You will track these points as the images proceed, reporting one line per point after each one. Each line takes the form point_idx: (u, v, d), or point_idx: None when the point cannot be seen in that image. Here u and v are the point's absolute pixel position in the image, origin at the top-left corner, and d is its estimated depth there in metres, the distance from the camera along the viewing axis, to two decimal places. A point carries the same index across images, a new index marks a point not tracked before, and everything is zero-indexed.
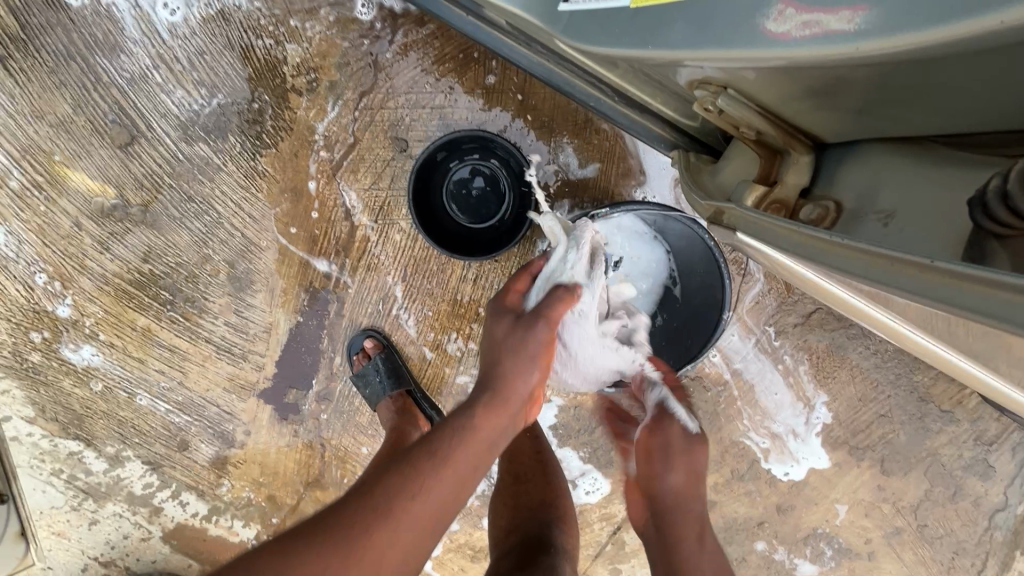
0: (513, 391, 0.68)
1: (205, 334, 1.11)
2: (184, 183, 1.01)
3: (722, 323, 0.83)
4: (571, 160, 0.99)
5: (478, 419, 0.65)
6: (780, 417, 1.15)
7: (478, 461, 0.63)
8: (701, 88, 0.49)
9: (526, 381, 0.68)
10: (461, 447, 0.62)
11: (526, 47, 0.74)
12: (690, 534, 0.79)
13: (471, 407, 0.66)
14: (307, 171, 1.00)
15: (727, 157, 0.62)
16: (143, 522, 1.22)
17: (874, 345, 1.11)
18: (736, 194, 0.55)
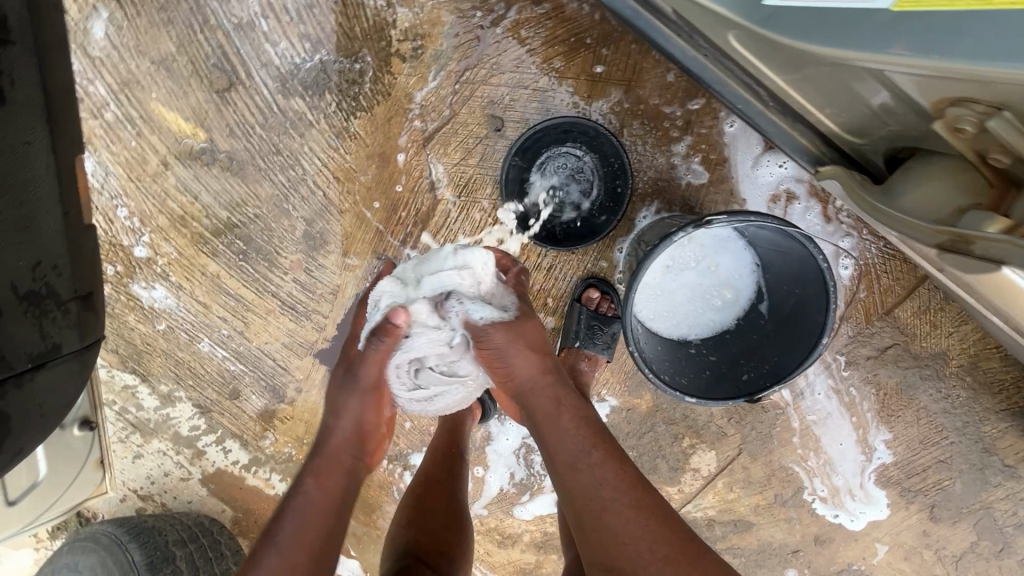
0: (338, 445, 0.81)
1: (272, 288, 1.11)
2: (274, 135, 1.01)
3: (819, 351, 0.79)
4: (666, 160, 0.97)
5: (307, 485, 0.77)
6: (841, 469, 1.13)
7: (324, 518, 0.74)
8: (961, 106, 0.47)
9: (355, 424, 0.83)
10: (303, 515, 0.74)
11: (693, 47, 0.77)
12: (543, 397, 0.80)
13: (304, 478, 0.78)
14: (397, 138, 0.99)
15: (912, 177, 0.60)
16: (184, 462, 1.24)
17: (946, 389, 1.07)
18: (967, 220, 0.52)
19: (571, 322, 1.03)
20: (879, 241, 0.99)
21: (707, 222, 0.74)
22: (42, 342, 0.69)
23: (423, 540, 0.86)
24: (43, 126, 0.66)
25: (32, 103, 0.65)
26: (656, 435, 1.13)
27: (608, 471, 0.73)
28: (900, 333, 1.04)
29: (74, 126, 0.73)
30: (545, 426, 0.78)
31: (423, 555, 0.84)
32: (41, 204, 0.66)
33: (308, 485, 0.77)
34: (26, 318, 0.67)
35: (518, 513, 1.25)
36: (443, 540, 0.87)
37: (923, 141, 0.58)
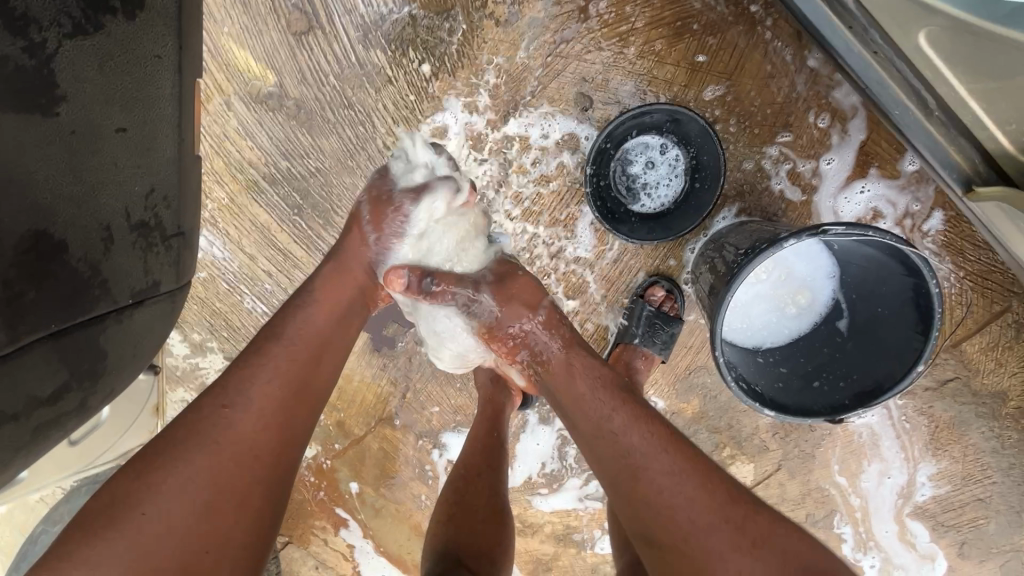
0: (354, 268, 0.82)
1: (323, 246, 1.07)
2: (348, 88, 0.96)
3: (911, 378, 0.75)
4: (755, 162, 0.93)
5: (318, 296, 0.78)
6: (877, 534, 1.14)
7: (327, 326, 0.77)
8: None
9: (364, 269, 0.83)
10: (304, 323, 0.76)
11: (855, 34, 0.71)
12: (583, 383, 0.79)
13: (316, 294, 0.79)
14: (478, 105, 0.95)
15: None
16: None
17: (998, 429, 1.05)
18: None
19: (630, 318, 0.99)
20: (960, 271, 0.96)
21: (822, 232, 0.70)
22: (144, 278, 0.68)
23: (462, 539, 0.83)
24: (173, 42, 0.64)
25: (167, 15, 0.63)
26: (697, 441, 1.11)
27: (683, 470, 0.69)
28: (963, 367, 1.02)
29: (200, 48, 0.70)
30: (594, 421, 0.75)
31: (461, 555, 0.80)
32: (159, 126, 0.65)
33: (312, 305, 0.78)
34: (134, 248, 0.65)
35: (540, 504, 1.22)
36: (482, 536, 0.84)
37: None
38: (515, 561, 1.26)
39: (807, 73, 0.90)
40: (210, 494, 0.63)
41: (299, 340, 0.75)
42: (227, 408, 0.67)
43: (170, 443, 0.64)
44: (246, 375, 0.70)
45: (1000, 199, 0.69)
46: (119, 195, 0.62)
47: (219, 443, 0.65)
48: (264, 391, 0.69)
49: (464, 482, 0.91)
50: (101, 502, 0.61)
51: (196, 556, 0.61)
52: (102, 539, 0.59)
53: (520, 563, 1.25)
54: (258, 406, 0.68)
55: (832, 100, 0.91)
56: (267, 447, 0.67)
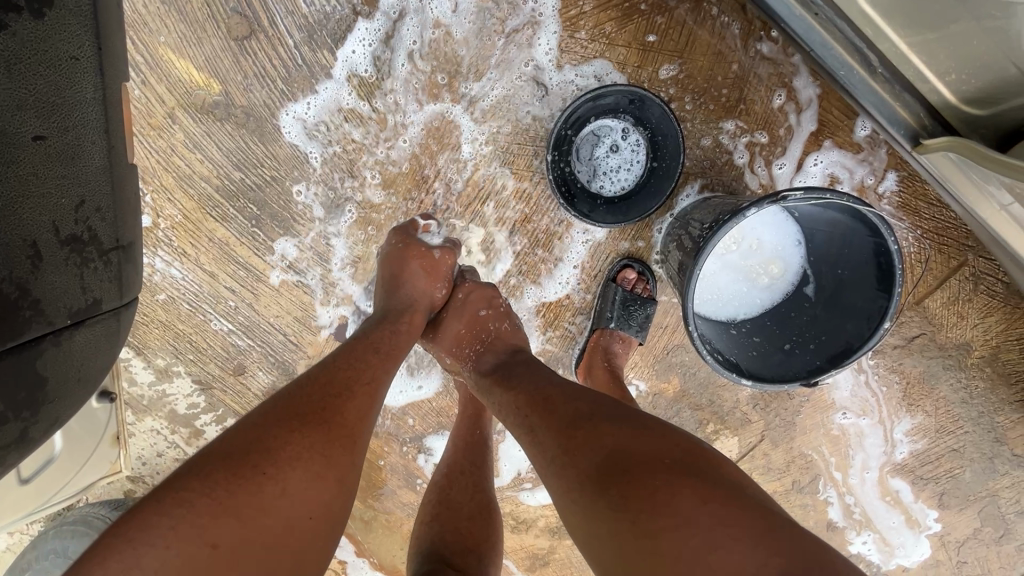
0: (417, 298, 0.87)
1: (286, 257, 1.04)
2: (298, 91, 0.94)
3: (878, 336, 0.76)
4: (713, 138, 0.94)
5: (403, 321, 0.82)
6: (859, 494, 1.17)
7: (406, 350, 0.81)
8: None
9: (430, 295, 0.88)
10: (393, 339, 0.79)
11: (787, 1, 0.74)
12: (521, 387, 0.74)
13: (398, 321, 0.82)
14: (434, 101, 0.95)
15: None
16: (179, 442, 1.19)
17: (966, 380, 1.08)
18: None
19: (604, 303, 0.99)
20: (917, 230, 0.99)
21: (782, 198, 0.70)
22: (83, 296, 0.65)
23: (449, 539, 0.79)
24: (92, 41, 0.61)
25: (82, 10, 0.59)
26: (681, 421, 1.12)
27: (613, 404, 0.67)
28: (927, 323, 1.05)
29: (122, 52, 0.66)
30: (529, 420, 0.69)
31: (446, 554, 0.77)
32: (86, 132, 0.61)
33: (401, 331, 0.81)
34: (67, 264, 0.62)
35: (531, 499, 1.21)
36: (467, 535, 0.80)
37: None
38: (512, 559, 1.24)
39: (755, 45, 0.91)
40: (321, 466, 0.60)
41: (389, 355, 0.77)
42: (331, 397, 0.66)
43: (290, 412, 0.63)
44: (350, 375, 0.70)
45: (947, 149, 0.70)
46: (45, 208, 0.59)
47: (326, 422, 0.63)
48: (369, 389, 0.70)
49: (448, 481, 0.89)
50: (217, 457, 0.56)
51: (301, 522, 0.57)
52: (216, 490, 0.54)
53: (517, 560, 1.24)
54: (360, 399, 0.68)
55: (781, 71, 0.92)
56: (366, 435, 0.66)
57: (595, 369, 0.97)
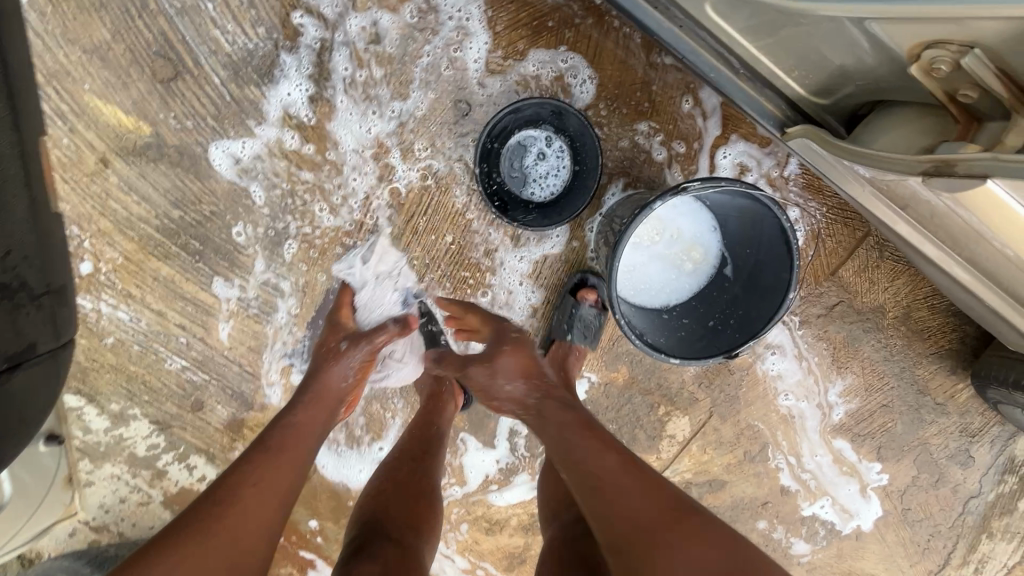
0: (333, 379, 0.89)
1: (234, 288, 1.06)
2: (228, 126, 0.96)
3: (786, 305, 0.84)
4: (629, 139, 1.02)
5: (298, 415, 0.82)
6: (805, 457, 1.25)
7: (309, 438, 0.80)
8: (938, 49, 0.56)
9: (341, 379, 0.90)
10: (290, 433, 0.80)
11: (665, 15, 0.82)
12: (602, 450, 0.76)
13: (293, 411, 0.83)
14: (366, 124, 0.99)
15: (871, 130, 0.71)
16: (142, 485, 1.18)
17: (885, 339, 1.18)
18: (943, 149, 0.61)
19: (562, 317, 1.04)
20: (822, 207, 1.08)
21: (683, 190, 0.78)
22: (18, 339, 0.66)
23: (394, 515, 0.81)
24: (7, 104, 0.62)
25: None
26: (633, 405, 1.19)
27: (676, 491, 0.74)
28: (844, 291, 1.14)
29: (35, 109, 0.68)
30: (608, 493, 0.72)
31: (387, 526, 0.79)
32: (10, 186, 0.63)
33: (298, 419, 0.82)
34: (3, 313, 0.64)
35: (498, 500, 1.24)
36: (411, 511, 0.82)
37: (884, 94, 0.69)
38: (490, 560, 1.27)
39: (658, 50, 0.98)
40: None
41: (283, 447, 0.77)
42: (211, 511, 0.68)
43: (168, 535, 0.66)
44: (237, 479, 0.71)
45: (801, 139, 0.80)
46: None
47: (205, 537, 0.65)
48: (255, 487, 0.71)
49: (397, 461, 0.91)
50: None
51: None
52: None
53: (495, 561, 1.27)
54: (245, 501, 0.69)
55: (683, 72, 1.00)
56: (249, 535, 0.68)
57: (550, 379, 1.01)
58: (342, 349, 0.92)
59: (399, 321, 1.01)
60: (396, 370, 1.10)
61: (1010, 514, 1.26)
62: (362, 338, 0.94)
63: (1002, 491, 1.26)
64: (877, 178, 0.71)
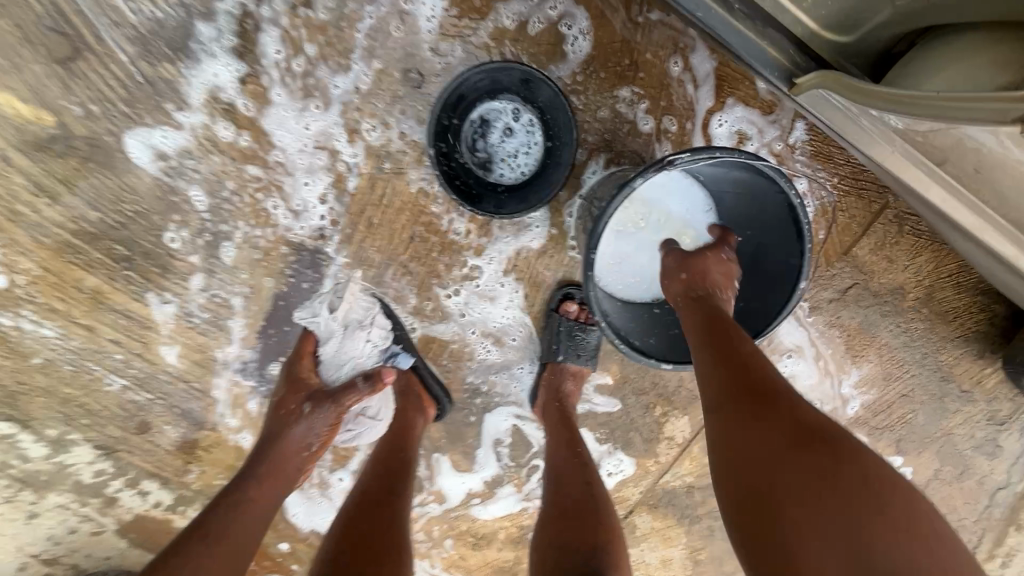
0: (296, 442, 0.82)
1: (171, 297, 0.94)
2: (144, 111, 0.84)
3: (795, 299, 0.72)
4: (609, 108, 0.88)
5: (251, 491, 0.75)
6: None
7: (256, 527, 0.72)
8: None
9: (301, 441, 0.82)
10: (233, 516, 0.71)
11: None
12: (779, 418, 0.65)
13: (244, 487, 0.76)
14: (300, 116, 0.86)
15: (928, 68, 0.58)
16: (94, 514, 1.08)
17: (905, 323, 1.05)
18: None
19: (550, 335, 0.98)
20: (833, 177, 0.95)
21: (669, 164, 0.65)
22: None
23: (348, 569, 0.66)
24: None
25: None
26: (627, 407, 1.08)
27: None
28: (859, 272, 1.01)
29: None
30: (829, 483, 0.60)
31: None
32: None
33: (246, 498, 0.74)
34: None
35: (480, 513, 1.13)
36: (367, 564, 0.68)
37: (934, 17, 0.56)
38: None
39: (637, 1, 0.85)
40: None
41: (222, 536, 0.69)
42: None
43: None
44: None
45: (822, 90, 0.69)
46: None
47: None
48: None
49: (357, 508, 0.78)
50: None
51: None
52: None
53: None
54: None
55: (668, 27, 0.86)
56: None
57: (547, 407, 0.96)
58: (300, 411, 0.84)
59: (370, 376, 0.89)
60: (366, 429, 0.98)
61: None
62: (327, 397, 0.85)
63: None
64: (913, 128, 0.59)
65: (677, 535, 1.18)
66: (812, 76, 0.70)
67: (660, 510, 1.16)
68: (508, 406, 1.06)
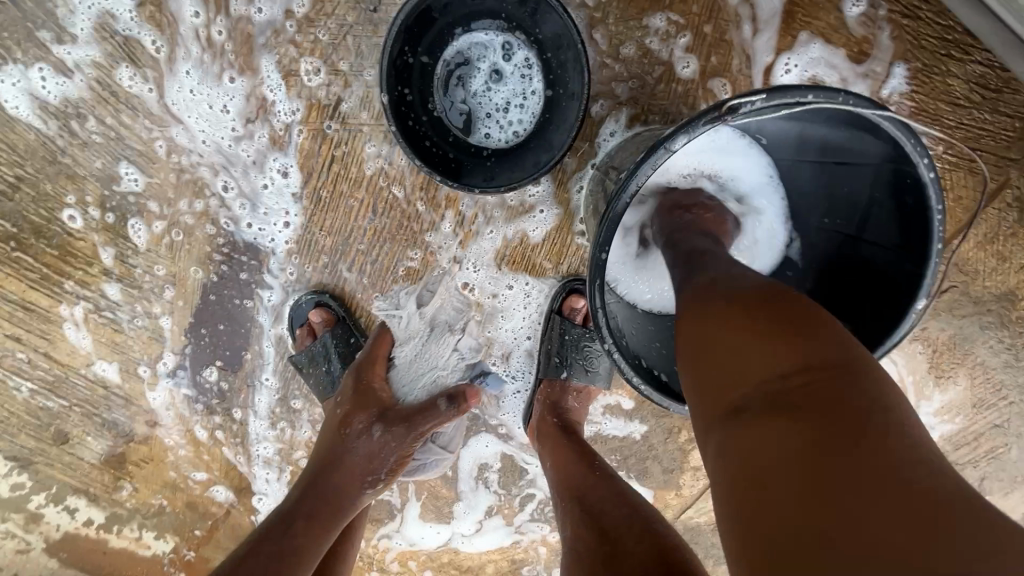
0: (360, 466, 0.64)
1: (74, 287, 0.75)
2: (15, 43, 0.65)
3: (909, 321, 0.46)
4: (634, 44, 0.65)
5: (297, 540, 0.57)
6: None
7: None
8: None
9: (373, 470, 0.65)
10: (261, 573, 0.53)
11: None
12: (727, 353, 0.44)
13: (290, 531, 0.58)
14: (213, 82, 0.67)
15: None
16: (16, 531, 0.93)
17: (1010, 338, 0.82)
18: None
19: (550, 343, 0.77)
20: (937, 146, 0.70)
21: (730, 111, 0.41)
22: None
23: None
24: None
25: None
26: (645, 432, 0.87)
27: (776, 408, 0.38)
28: (958, 272, 0.77)
29: None
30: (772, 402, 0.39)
31: None
32: None
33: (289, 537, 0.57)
34: None
35: (467, 547, 0.95)
36: None
37: None
38: None
39: None
40: None
41: None
42: None
43: None
44: None
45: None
46: None
47: None
48: None
49: None
50: None
51: None
52: None
53: None
54: None
55: None
56: None
57: (543, 428, 0.75)
58: (369, 430, 0.66)
59: (454, 396, 0.68)
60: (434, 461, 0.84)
61: None
62: (402, 422, 0.66)
63: None
64: None
65: None
66: None
67: None
68: (489, 431, 0.88)
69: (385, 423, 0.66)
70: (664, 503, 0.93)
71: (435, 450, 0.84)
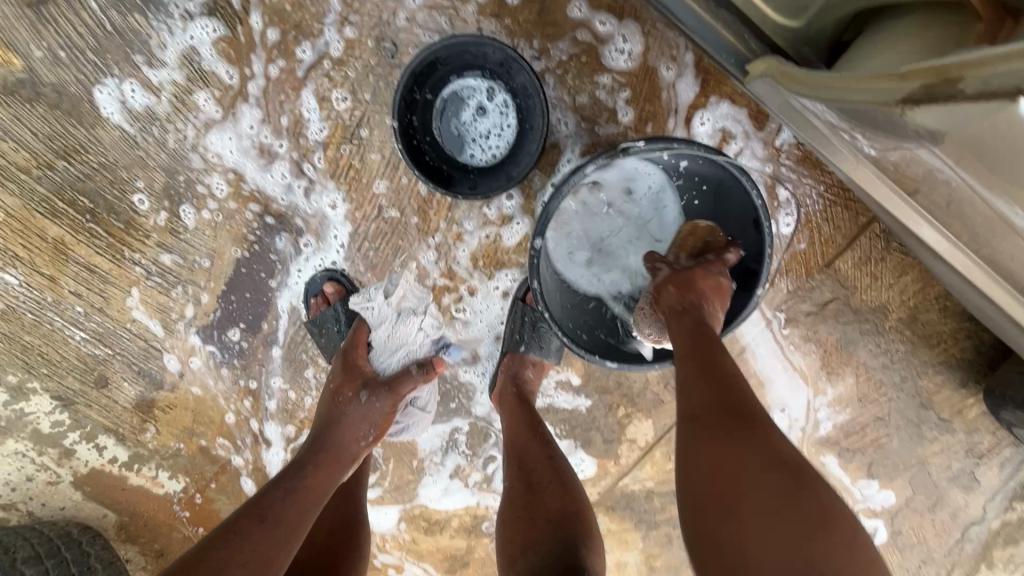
0: (356, 423, 0.83)
1: (133, 254, 0.93)
2: (112, 62, 0.84)
3: (752, 303, 0.73)
4: (587, 95, 0.85)
5: (309, 478, 0.74)
6: None
7: (312, 511, 0.71)
8: None
9: (364, 428, 0.83)
10: (290, 501, 0.70)
11: None
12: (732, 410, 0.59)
13: (305, 471, 0.75)
14: (262, 100, 0.87)
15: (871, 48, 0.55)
16: (50, 464, 1.04)
17: (885, 344, 1.01)
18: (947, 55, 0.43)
19: (515, 325, 0.94)
20: (819, 186, 0.91)
21: (623, 152, 0.67)
22: None
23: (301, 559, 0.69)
24: None
25: None
26: (589, 406, 1.06)
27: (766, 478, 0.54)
28: (840, 286, 0.97)
29: None
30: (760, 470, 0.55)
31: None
32: None
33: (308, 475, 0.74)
34: None
35: (437, 500, 1.11)
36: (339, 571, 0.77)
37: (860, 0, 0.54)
38: (430, 563, 1.15)
39: None
40: None
41: (278, 520, 0.67)
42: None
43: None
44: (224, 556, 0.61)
45: (767, 80, 0.66)
46: None
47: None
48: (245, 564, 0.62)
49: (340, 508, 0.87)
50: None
51: None
52: None
53: (434, 563, 1.15)
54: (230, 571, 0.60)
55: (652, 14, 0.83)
56: None
57: (505, 395, 0.93)
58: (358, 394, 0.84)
59: (423, 365, 0.90)
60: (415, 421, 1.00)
61: (1016, 544, 1.09)
62: (383, 386, 0.85)
63: (1009, 519, 1.09)
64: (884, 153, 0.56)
65: (634, 539, 1.14)
66: (759, 63, 0.67)
67: (617, 514, 1.13)
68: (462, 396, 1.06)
69: (374, 389, 0.85)
70: (605, 471, 1.10)
71: (416, 412, 1.00)
